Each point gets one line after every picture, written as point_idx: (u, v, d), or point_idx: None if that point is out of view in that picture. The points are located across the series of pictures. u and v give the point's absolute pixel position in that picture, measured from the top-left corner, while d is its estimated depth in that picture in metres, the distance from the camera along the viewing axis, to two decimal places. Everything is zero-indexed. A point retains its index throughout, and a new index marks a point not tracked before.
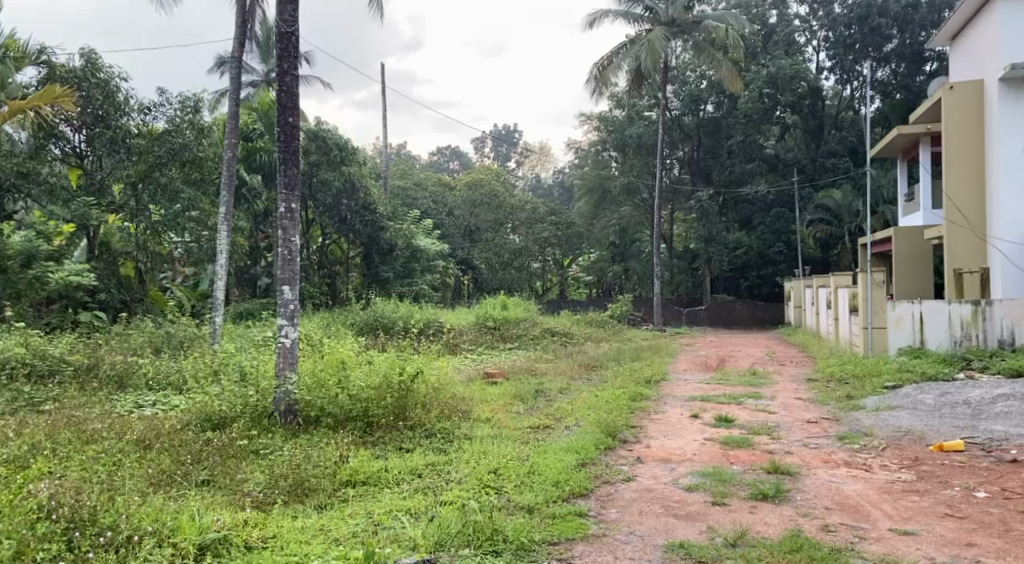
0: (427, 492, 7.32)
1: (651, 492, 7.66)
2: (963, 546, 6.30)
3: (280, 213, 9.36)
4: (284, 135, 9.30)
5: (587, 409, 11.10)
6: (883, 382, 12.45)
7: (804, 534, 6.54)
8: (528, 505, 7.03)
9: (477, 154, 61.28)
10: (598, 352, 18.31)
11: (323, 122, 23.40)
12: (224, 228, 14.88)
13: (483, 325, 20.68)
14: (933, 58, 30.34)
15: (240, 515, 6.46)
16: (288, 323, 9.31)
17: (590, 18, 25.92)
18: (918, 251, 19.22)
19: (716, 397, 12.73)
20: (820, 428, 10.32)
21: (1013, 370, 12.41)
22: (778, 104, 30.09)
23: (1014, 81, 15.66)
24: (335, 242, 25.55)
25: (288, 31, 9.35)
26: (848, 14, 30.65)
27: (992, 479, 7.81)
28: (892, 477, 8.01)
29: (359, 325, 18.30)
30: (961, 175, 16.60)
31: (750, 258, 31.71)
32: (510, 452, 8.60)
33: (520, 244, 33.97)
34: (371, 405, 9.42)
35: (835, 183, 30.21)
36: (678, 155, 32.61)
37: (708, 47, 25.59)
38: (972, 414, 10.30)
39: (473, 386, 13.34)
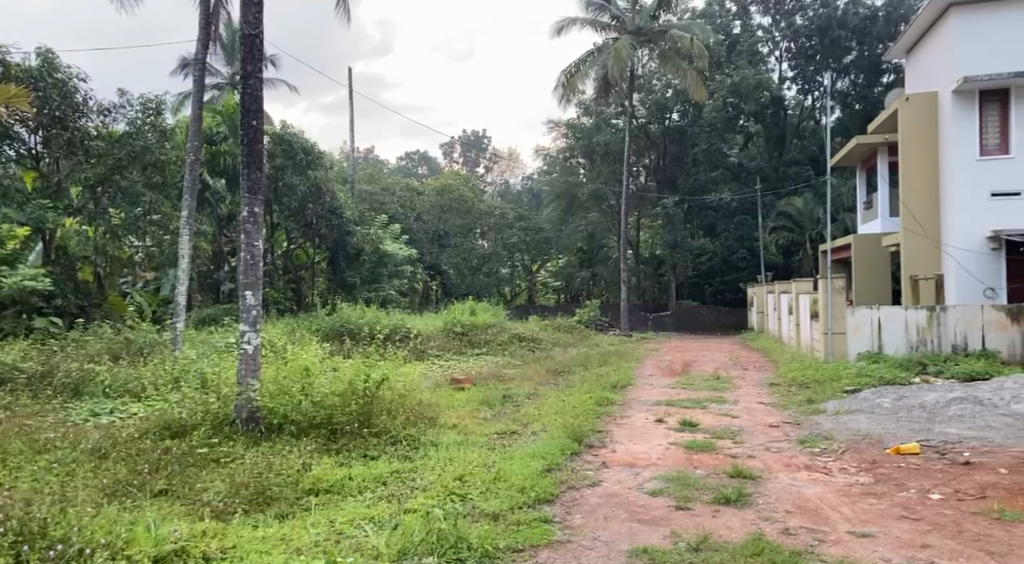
0: (392, 500, 7.29)
1: (616, 497, 7.72)
2: (918, 548, 6.42)
3: (243, 217, 9.25)
4: (248, 138, 9.22)
5: (554, 414, 11.19)
6: (843, 386, 12.69)
7: (766, 538, 6.63)
8: (493, 512, 7.03)
9: (446, 159, 61.45)
10: (566, 358, 18.39)
11: (289, 125, 23.21)
12: (187, 233, 14.63)
13: (451, 330, 20.59)
14: (891, 70, 31.03)
15: (198, 526, 6.38)
16: (251, 330, 9.20)
17: (558, 25, 26.14)
18: (876, 258, 19.58)
19: (681, 402, 12.84)
20: (781, 432, 10.49)
21: (967, 375, 12.72)
22: (742, 113, 30.49)
23: (965, 93, 16.06)
24: (301, 247, 25.25)
25: (253, 33, 9.27)
26: (809, 26, 31.27)
27: (948, 481, 7.97)
28: (851, 480, 8.17)
29: (324, 330, 18.17)
30: (917, 185, 17.00)
31: (715, 264, 31.84)
32: (477, 458, 8.61)
33: (488, 250, 34.59)
34: (334, 412, 9.30)
35: (797, 192, 30.69)
36: (644, 162, 32.92)
37: (673, 56, 25.79)
38: (928, 418, 10.50)
39: (441, 392, 13.33)
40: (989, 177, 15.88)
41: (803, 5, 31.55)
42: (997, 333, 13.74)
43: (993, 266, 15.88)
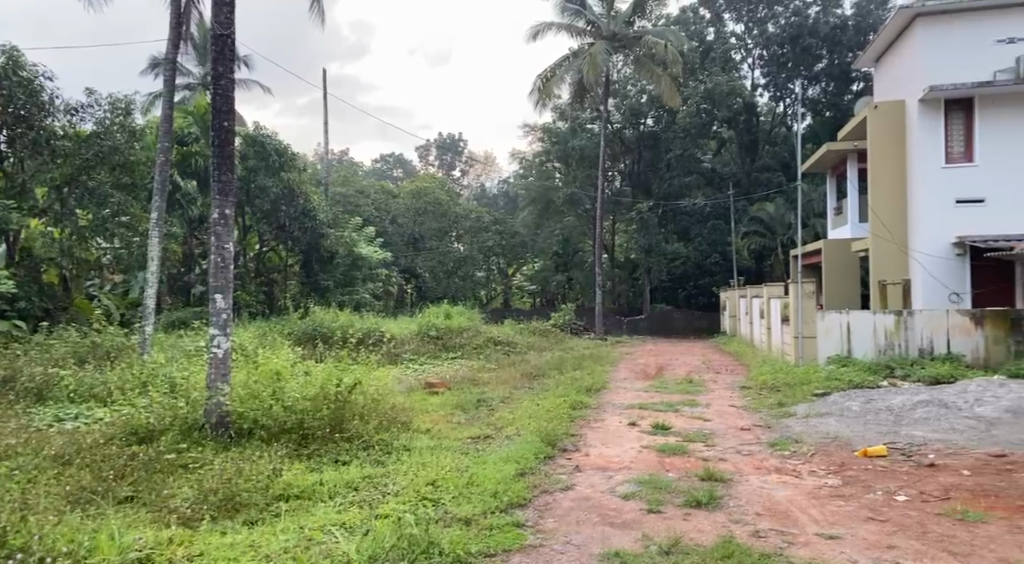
0: (364, 505, 7.27)
1: (588, 501, 7.76)
2: (884, 549, 6.50)
3: (213, 220, 9.18)
4: (219, 139, 9.14)
5: (528, 418, 11.21)
6: (813, 389, 12.85)
7: (736, 540, 6.70)
8: (465, 516, 7.04)
9: (422, 161, 61.35)
10: (541, 361, 18.46)
11: (262, 127, 23.06)
12: (156, 234, 14.47)
13: (425, 333, 20.51)
14: (860, 78, 31.47)
15: (164, 533, 6.32)
16: (220, 333, 9.11)
17: (533, 30, 26.24)
18: (845, 263, 19.86)
19: (654, 405, 12.93)
20: (752, 435, 10.61)
21: (932, 378, 12.94)
22: (715, 119, 30.68)
23: (931, 101, 16.35)
24: (273, 250, 25.05)
25: (224, 33, 9.21)
26: (781, 34, 31.72)
27: (913, 483, 8.09)
28: (820, 483, 8.28)
29: (297, 334, 18.03)
30: (885, 191, 17.27)
31: (688, 269, 32.44)
32: (449, 462, 8.61)
33: (464, 253, 34.46)
34: (306, 417, 9.23)
35: (768, 197, 31.05)
36: (618, 167, 32.94)
37: (648, 62, 25.93)
38: (895, 420, 10.66)
39: (414, 396, 13.29)
40: (955, 184, 16.15)
41: (776, 12, 31.89)
42: (962, 337, 13.89)
43: (958, 271, 16.16)
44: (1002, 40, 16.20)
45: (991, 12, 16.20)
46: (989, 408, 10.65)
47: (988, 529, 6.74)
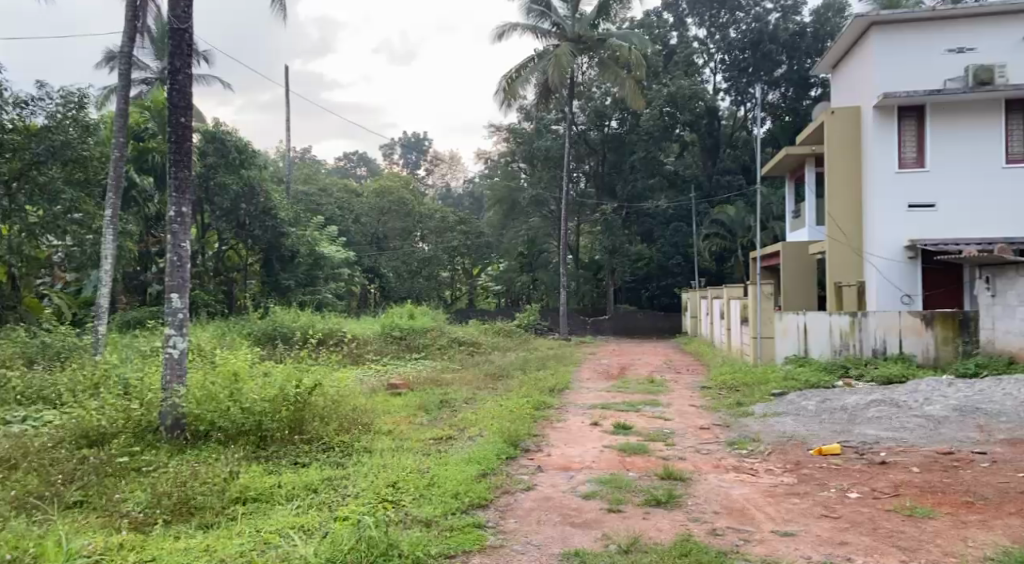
0: (323, 508, 7.23)
1: (549, 501, 7.80)
2: (837, 545, 6.62)
3: (169, 217, 9.03)
4: (176, 136, 9.02)
5: (490, 419, 11.21)
6: (771, 389, 13.06)
7: (694, 538, 6.79)
8: (425, 518, 7.03)
9: (386, 160, 61.12)
10: (505, 361, 18.54)
11: (222, 123, 22.79)
12: (111, 233, 14.18)
13: (388, 334, 20.40)
14: (819, 84, 31.92)
15: (114, 539, 6.25)
16: (177, 333, 9.02)
17: (498, 30, 26.27)
18: (803, 265, 20.24)
19: (615, 405, 13.03)
20: (711, 434, 10.75)
21: (885, 378, 13.23)
22: (677, 122, 31.06)
23: (885, 108, 16.70)
24: (232, 248, 24.73)
25: (181, 27, 9.06)
26: (742, 39, 32.33)
27: (865, 480, 8.26)
28: (776, 481, 8.42)
29: (256, 334, 17.85)
30: (841, 195, 17.63)
31: (651, 269, 32.73)
32: (411, 464, 8.60)
33: (429, 253, 34.27)
34: (264, 419, 9.11)
35: (729, 200, 31.51)
36: (584, 168, 33.17)
37: (612, 64, 26.23)
38: (849, 419, 10.88)
39: (376, 397, 13.23)
40: (907, 190, 16.55)
41: (737, 18, 32.46)
42: (915, 338, 14.17)
43: (909, 273, 16.56)
44: (952, 49, 16.60)
45: (941, 22, 16.63)
46: (938, 407, 10.91)
47: (935, 524, 6.90)
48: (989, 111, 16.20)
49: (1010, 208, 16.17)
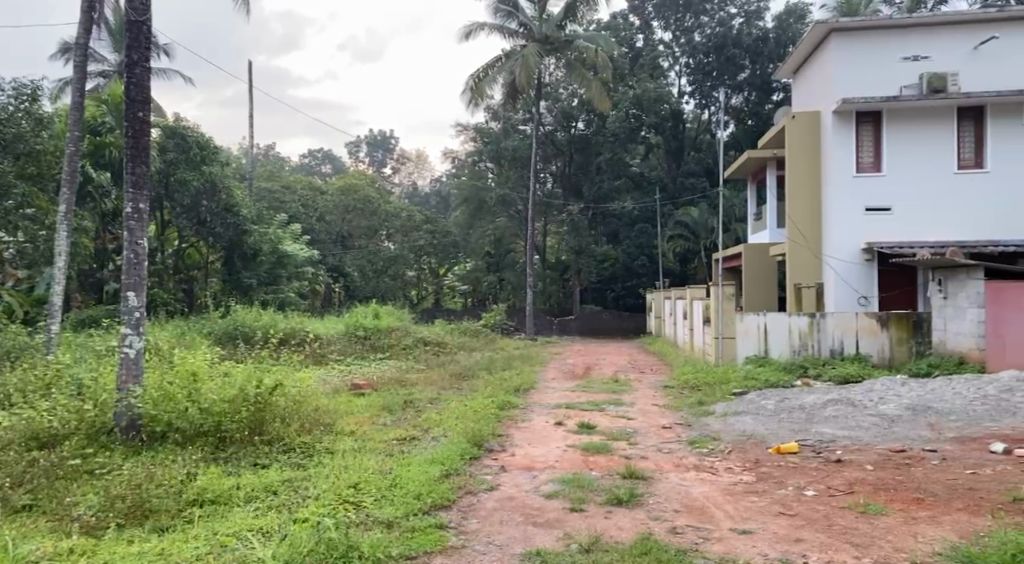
0: (282, 510, 7.16)
1: (512, 501, 7.82)
2: (793, 542, 6.72)
3: (126, 213, 8.87)
4: (133, 130, 8.86)
5: (455, 419, 11.19)
6: (731, 388, 13.23)
7: (654, 537, 6.84)
8: (386, 519, 7.00)
9: (352, 159, 60.74)
10: (470, 361, 18.50)
11: (183, 119, 22.50)
12: (64, 229, 13.91)
13: (353, 333, 20.23)
14: (780, 88, 32.34)
15: (64, 544, 6.14)
16: (133, 333, 8.89)
17: (465, 29, 26.26)
18: (764, 267, 20.53)
19: (579, 404, 13.10)
20: (672, 433, 10.84)
21: (842, 378, 13.47)
22: (643, 125, 31.26)
23: (844, 113, 16.99)
24: (193, 246, 24.40)
25: (140, 19, 8.91)
26: (706, 43, 32.64)
27: (821, 479, 8.40)
28: (735, 480, 8.53)
29: (216, 334, 17.59)
30: (801, 198, 17.90)
31: (617, 270, 32.95)
32: (373, 465, 8.55)
33: (394, 252, 34.16)
34: (223, 419, 8.98)
35: (693, 202, 31.84)
36: (551, 169, 33.15)
37: (579, 66, 26.49)
38: (806, 419, 11.04)
39: (339, 397, 13.13)
40: (864, 193, 16.87)
41: (702, 22, 32.91)
42: (870, 339, 14.45)
43: (867, 276, 16.90)
44: (907, 57, 16.94)
45: (897, 31, 16.97)
46: (892, 406, 11.13)
47: (887, 521, 7.04)
48: (942, 118, 16.58)
49: (962, 213, 16.55)
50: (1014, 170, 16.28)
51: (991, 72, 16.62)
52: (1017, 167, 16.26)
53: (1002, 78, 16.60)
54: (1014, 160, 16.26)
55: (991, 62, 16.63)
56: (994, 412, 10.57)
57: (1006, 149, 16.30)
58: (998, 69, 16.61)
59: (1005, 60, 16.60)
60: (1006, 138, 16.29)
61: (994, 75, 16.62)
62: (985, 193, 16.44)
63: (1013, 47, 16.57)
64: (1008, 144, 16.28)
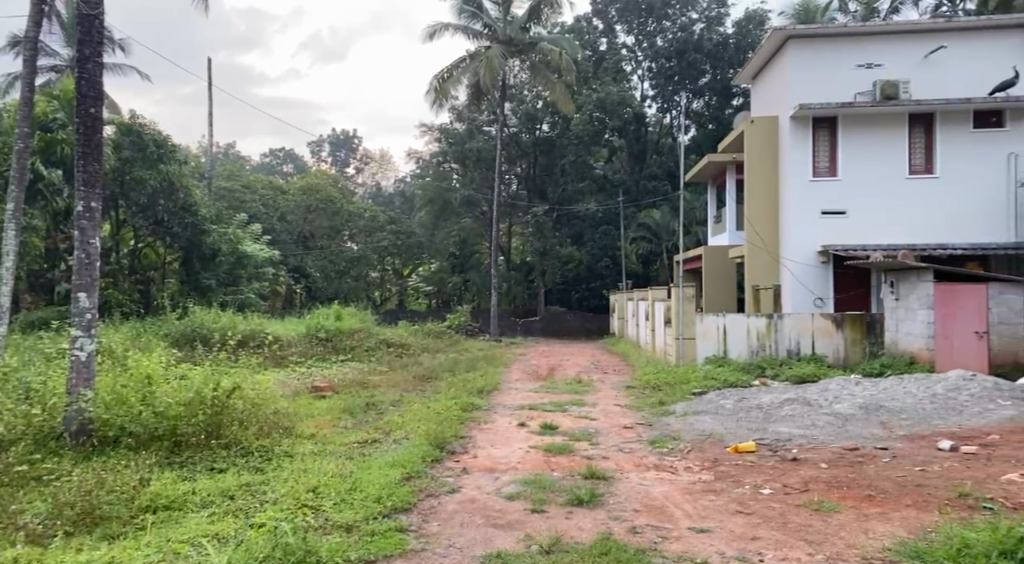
0: (239, 514, 7.07)
1: (473, 503, 7.80)
2: (749, 540, 6.80)
3: (77, 212, 8.70)
4: (85, 127, 8.69)
5: (417, 421, 11.16)
6: (691, 388, 13.37)
7: (613, 537, 6.88)
8: (346, 523, 6.95)
9: (314, 158, 60.21)
10: (434, 363, 18.44)
11: (139, 116, 22.15)
12: (12, 227, 13.56)
13: (314, 335, 20.03)
14: (740, 94, 32.81)
15: (8, 553, 5.99)
16: (84, 334, 8.72)
17: (429, 30, 26.18)
18: (724, 268, 20.77)
19: (543, 405, 13.16)
20: (633, 433, 10.93)
21: (798, 378, 13.69)
22: (607, 128, 31.53)
23: (800, 119, 17.23)
24: (149, 246, 23.97)
25: (92, 13, 8.73)
26: (668, 48, 32.93)
27: (776, 477, 8.52)
28: (694, 479, 8.62)
29: (173, 335, 17.29)
30: (760, 201, 18.17)
31: (581, 271, 33.09)
32: (332, 468, 8.48)
33: (357, 253, 33.93)
34: (178, 423, 8.82)
35: (655, 205, 32.09)
36: (516, 171, 33.14)
37: (543, 68, 26.61)
38: (763, 418, 11.20)
39: (300, 400, 13.01)
40: (820, 197, 17.16)
41: (663, 27, 33.23)
42: (826, 339, 14.70)
43: (822, 278, 17.20)
44: (861, 64, 17.31)
45: (852, 39, 17.33)
46: (846, 405, 11.35)
47: (840, 518, 7.17)
48: (894, 124, 16.94)
49: (914, 217, 16.92)
50: (962, 177, 16.69)
51: (941, 81, 17.08)
52: (966, 173, 16.67)
53: (951, 86, 17.07)
54: (963, 167, 16.66)
55: (941, 71, 17.09)
56: (943, 410, 10.83)
57: (955, 156, 16.70)
58: (948, 78, 17.07)
59: (954, 68, 17.07)
60: (955, 145, 16.68)
61: (944, 83, 17.08)
62: (935, 198, 16.83)
63: (961, 56, 17.05)
64: (957, 151, 16.68)
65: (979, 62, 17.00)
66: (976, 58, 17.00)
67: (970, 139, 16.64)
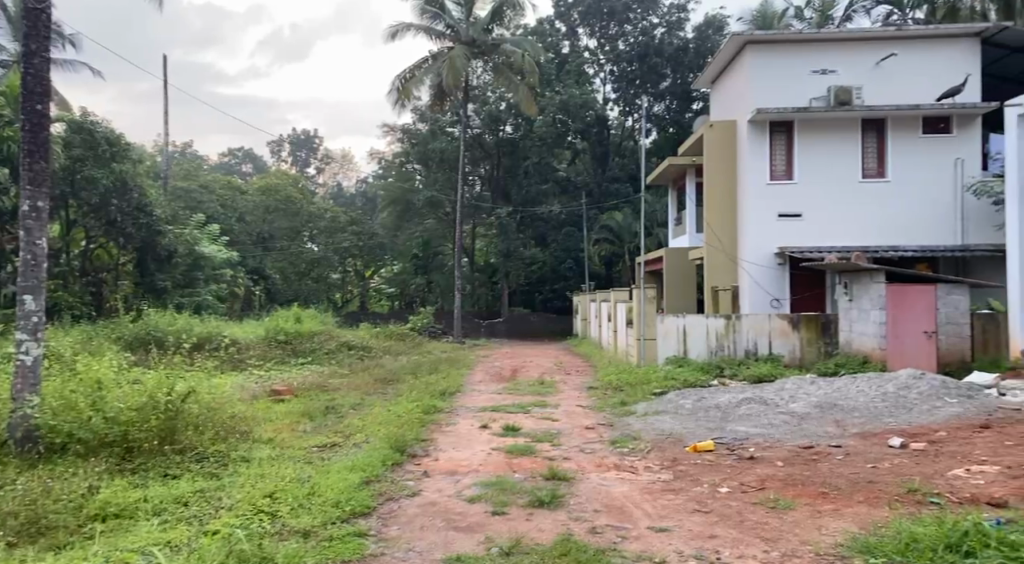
0: (192, 521, 6.94)
1: (434, 506, 7.76)
2: (707, 538, 6.86)
3: (22, 212, 8.47)
4: (30, 124, 8.47)
5: (378, 425, 11.08)
6: (652, 389, 13.47)
7: (573, 538, 6.89)
8: (303, 529, 6.85)
9: (274, 157, 59.54)
10: (396, 365, 18.32)
11: (90, 113, 21.76)
12: None
13: (273, 338, 19.78)
14: (700, 98, 33.20)
15: None
16: (29, 338, 8.50)
17: (391, 30, 26.05)
18: (684, 270, 20.97)
19: (506, 406, 13.14)
20: (595, 433, 10.98)
21: (755, 378, 13.87)
22: (569, 130, 31.71)
23: (758, 123, 17.48)
24: (101, 247, 23.47)
25: (37, 6, 8.52)
26: (629, 52, 33.13)
27: (734, 475, 8.62)
28: (653, 478, 8.69)
29: (126, 338, 17.01)
30: (718, 204, 18.39)
31: (545, 273, 33.13)
32: (291, 473, 8.37)
33: (318, 254, 33.67)
34: (130, 429, 8.61)
35: (617, 207, 32.30)
36: (479, 172, 33.35)
37: (506, 69, 26.65)
38: (722, 417, 11.34)
39: (258, 404, 12.83)
40: (777, 200, 17.41)
41: (625, 31, 33.42)
42: (782, 339, 14.90)
43: (779, 279, 17.46)
44: (816, 70, 17.61)
45: (807, 45, 17.62)
46: (801, 404, 11.53)
47: (795, 515, 7.27)
48: (849, 129, 17.27)
49: (867, 220, 17.25)
50: (913, 181, 17.08)
51: (892, 87, 17.46)
52: (916, 177, 17.06)
53: (902, 93, 17.46)
54: (913, 172, 17.05)
55: (892, 78, 17.46)
56: (894, 408, 11.05)
57: (906, 160, 17.08)
58: (898, 85, 17.46)
59: (904, 76, 17.46)
60: (906, 150, 17.06)
61: (895, 90, 17.46)
62: (887, 202, 17.19)
63: (911, 64, 17.44)
64: (908, 156, 17.06)
65: (928, 70, 17.40)
66: (925, 66, 17.40)
67: (919, 144, 17.03)
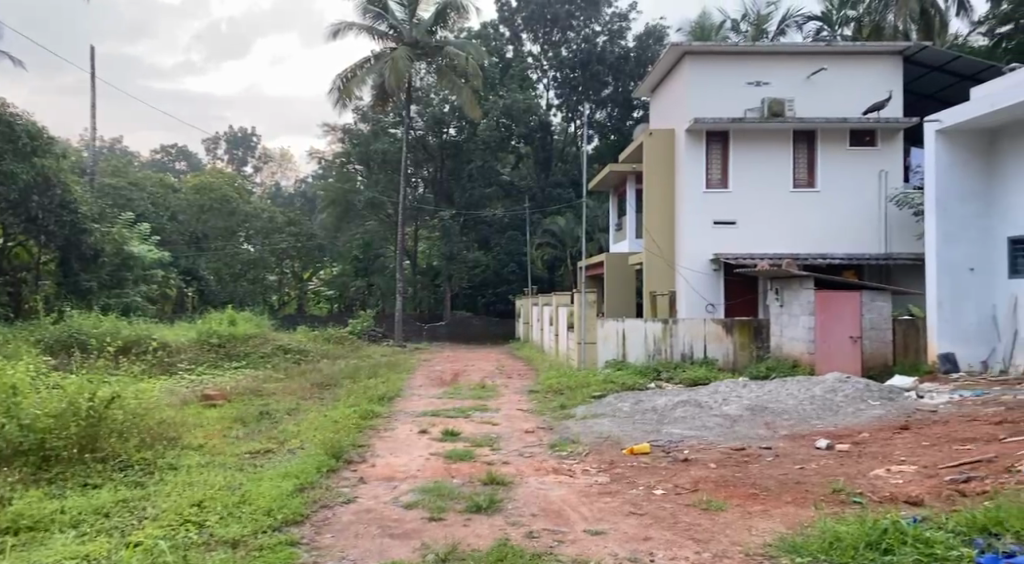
0: (114, 533, 6.68)
1: (369, 513, 7.64)
2: (642, 540, 6.90)
3: None
4: None
5: (313, 430, 10.89)
6: (590, 392, 13.54)
7: (510, 542, 6.85)
8: (231, 539, 6.65)
9: (210, 155, 58.17)
10: (333, 369, 18.03)
11: (9, 105, 20.92)
12: None
13: (205, 341, 19.28)
14: (640, 106, 33.65)
15: None
16: None
17: (333, 29, 25.73)
18: (624, 275, 21.24)
19: (445, 411, 13.03)
20: (534, 437, 10.99)
21: (691, 380, 14.08)
22: (513, 134, 31.86)
23: (695, 132, 17.73)
24: (21, 245, 22.57)
25: None
26: (572, 58, 33.37)
27: (668, 478, 8.71)
28: (591, 481, 8.72)
29: (47, 341, 16.41)
30: (657, 210, 18.60)
31: (488, 276, 33.10)
32: (220, 480, 8.14)
33: (254, 255, 33.20)
34: (47, 437, 8.22)
35: (560, 211, 32.52)
36: (422, 173, 33.08)
37: (449, 72, 26.48)
38: (659, 420, 11.47)
39: (189, 409, 12.48)
40: (713, 208, 17.73)
41: (568, 38, 33.68)
42: (717, 343, 15.16)
43: (714, 285, 17.77)
44: (750, 82, 18.00)
45: (743, 57, 17.99)
46: (734, 407, 11.74)
47: (726, 516, 7.38)
48: (781, 140, 17.67)
49: (798, 228, 17.69)
50: (841, 191, 17.60)
51: (821, 101, 17.98)
52: (844, 188, 17.59)
53: (831, 107, 17.99)
54: (841, 182, 17.56)
55: (822, 92, 17.98)
56: (821, 410, 11.34)
57: (835, 171, 17.59)
58: (827, 99, 17.99)
59: (833, 90, 18.01)
60: (835, 162, 17.58)
61: (825, 104, 17.99)
62: (817, 210, 17.64)
63: (840, 79, 17.99)
64: (837, 167, 17.58)
65: (855, 86, 17.99)
66: (853, 82, 17.99)
67: (847, 156, 17.58)
